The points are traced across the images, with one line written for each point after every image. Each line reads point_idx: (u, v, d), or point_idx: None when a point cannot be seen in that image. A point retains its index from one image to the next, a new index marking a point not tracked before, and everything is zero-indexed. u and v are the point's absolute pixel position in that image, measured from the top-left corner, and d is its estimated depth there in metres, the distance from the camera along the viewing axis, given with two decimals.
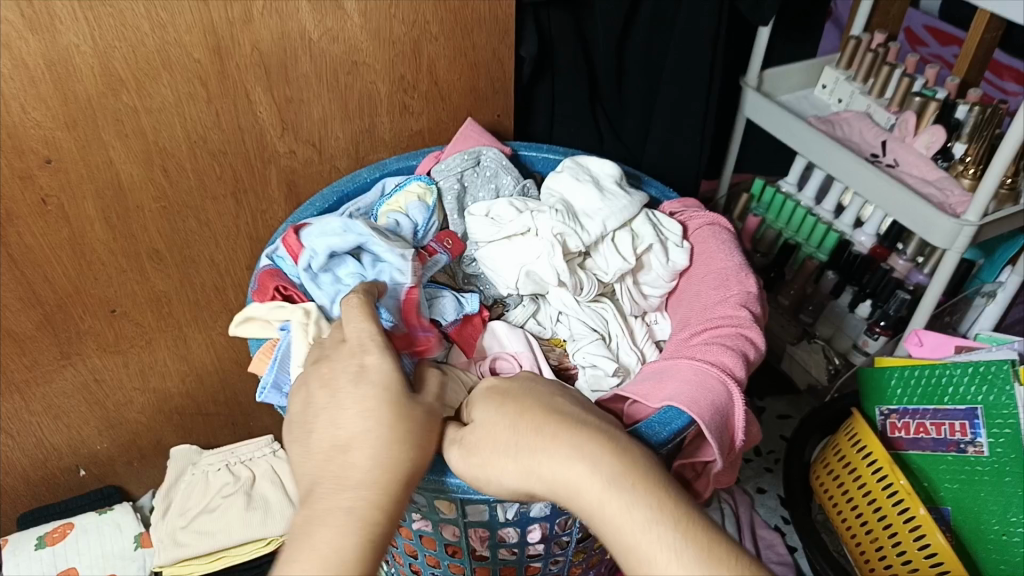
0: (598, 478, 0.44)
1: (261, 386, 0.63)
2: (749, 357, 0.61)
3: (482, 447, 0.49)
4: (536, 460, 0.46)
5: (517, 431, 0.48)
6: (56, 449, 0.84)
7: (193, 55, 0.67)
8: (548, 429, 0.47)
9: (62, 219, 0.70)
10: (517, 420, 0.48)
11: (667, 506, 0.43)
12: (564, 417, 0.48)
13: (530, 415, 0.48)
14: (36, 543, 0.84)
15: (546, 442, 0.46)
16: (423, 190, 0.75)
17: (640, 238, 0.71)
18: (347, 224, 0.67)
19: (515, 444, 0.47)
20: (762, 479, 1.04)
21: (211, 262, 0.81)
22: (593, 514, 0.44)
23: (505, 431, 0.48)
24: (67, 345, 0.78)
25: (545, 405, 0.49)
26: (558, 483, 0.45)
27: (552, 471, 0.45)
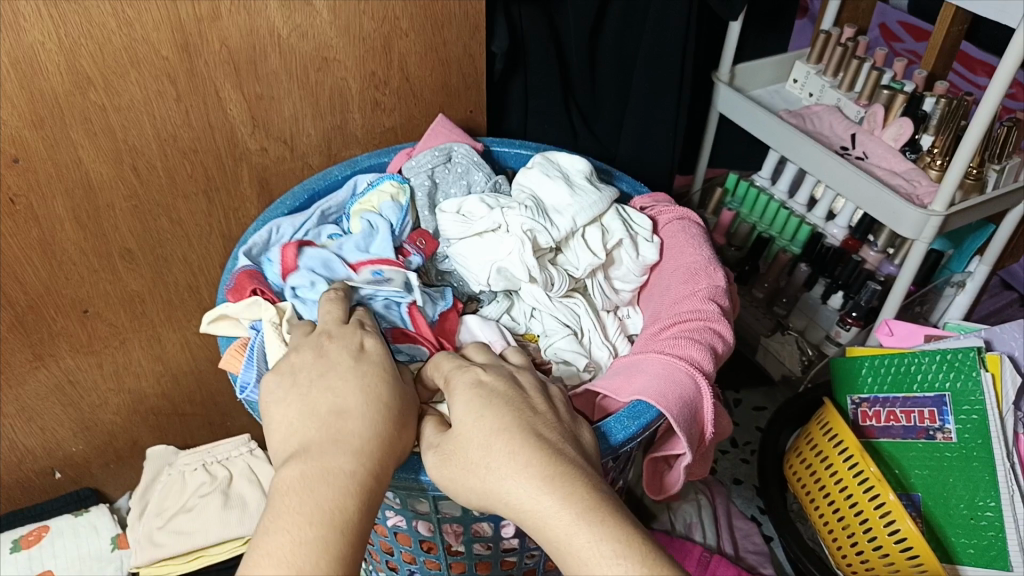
0: (569, 511, 0.43)
1: (241, 386, 0.61)
2: (717, 350, 0.61)
3: (451, 467, 0.48)
4: (504, 490, 0.45)
5: (489, 455, 0.46)
6: (31, 452, 0.84)
7: (161, 53, 0.67)
8: (512, 445, 0.46)
9: (31, 219, 0.70)
10: (492, 440, 0.46)
11: (635, 540, 0.42)
12: (533, 426, 0.47)
13: (507, 434, 0.46)
14: (12, 546, 0.83)
15: (518, 464, 0.45)
16: (396, 191, 0.75)
17: (611, 233, 0.71)
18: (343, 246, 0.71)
19: (490, 466, 0.45)
20: (738, 471, 1.05)
21: (184, 261, 0.81)
22: (559, 552, 0.43)
23: (476, 453, 0.46)
24: (39, 346, 0.77)
25: (517, 420, 0.47)
26: (527, 515, 0.44)
27: (521, 506, 0.44)
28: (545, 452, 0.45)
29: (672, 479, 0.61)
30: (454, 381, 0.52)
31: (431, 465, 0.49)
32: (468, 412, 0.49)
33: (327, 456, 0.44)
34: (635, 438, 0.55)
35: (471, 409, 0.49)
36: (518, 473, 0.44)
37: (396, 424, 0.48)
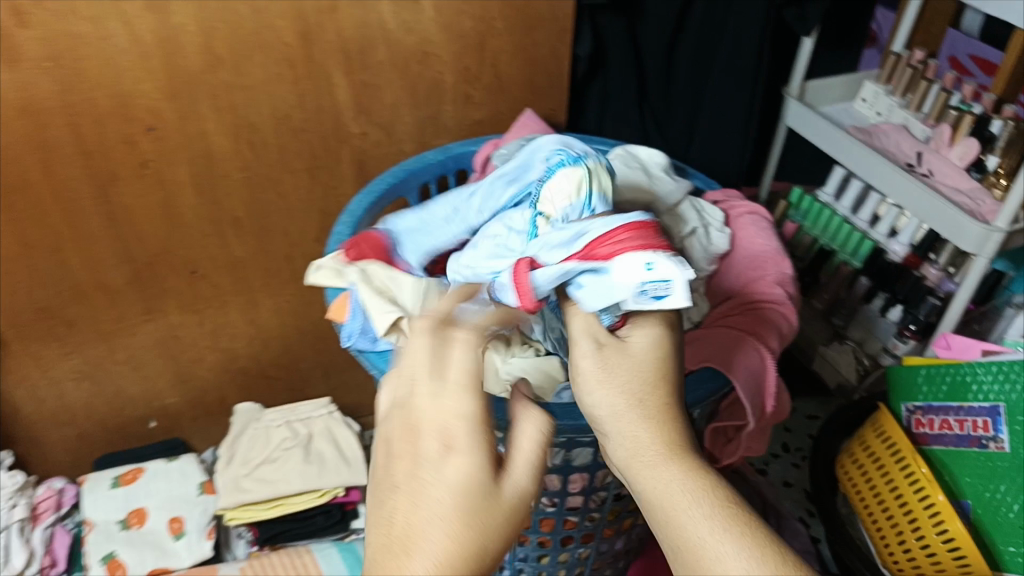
0: (672, 469, 0.42)
1: (348, 335, 0.66)
2: (782, 331, 0.65)
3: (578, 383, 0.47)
4: (616, 423, 0.44)
5: (612, 384, 0.45)
6: (132, 399, 0.93)
7: (284, 39, 0.75)
8: (617, 405, 0.44)
9: (158, 182, 0.79)
10: (618, 372, 0.45)
11: (733, 504, 0.41)
12: (662, 370, 0.46)
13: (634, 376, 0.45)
14: (111, 483, 0.90)
15: (630, 410, 0.44)
16: (579, 179, 0.58)
17: (684, 222, 0.73)
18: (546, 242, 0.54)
19: (607, 390, 0.45)
20: (789, 474, 1.07)
21: (285, 233, 0.88)
22: (655, 501, 0.42)
23: (601, 377, 0.45)
24: (150, 300, 0.86)
25: (635, 374, 0.45)
26: (628, 459, 0.43)
27: (628, 440, 0.43)
28: (664, 403, 0.44)
29: (732, 448, 0.66)
30: (571, 336, 0.48)
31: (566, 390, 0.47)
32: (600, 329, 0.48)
33: (405, 541, 0.38)
34: (703, 402, 0.60)
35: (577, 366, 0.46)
36: (627, 429, 0.44)
37: (483, 522, 0.38)
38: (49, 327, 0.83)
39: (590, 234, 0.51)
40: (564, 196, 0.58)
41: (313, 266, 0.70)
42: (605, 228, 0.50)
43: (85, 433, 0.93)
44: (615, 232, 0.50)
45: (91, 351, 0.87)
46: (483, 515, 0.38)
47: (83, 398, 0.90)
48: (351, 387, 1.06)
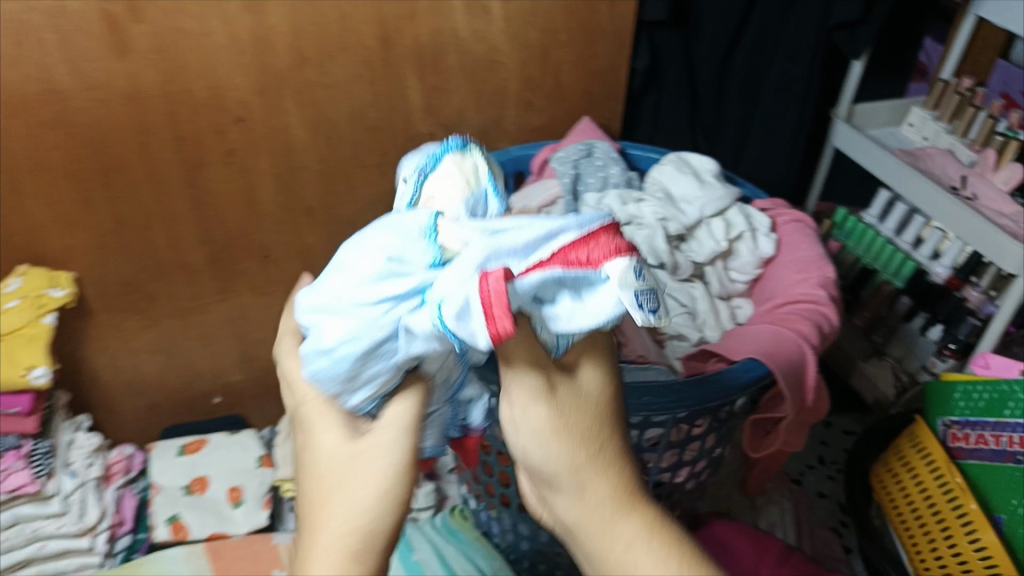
0: (629, 524, 0.41)
1: None
2: (822, 329, 0.68)
3: (522, 436, 0.40)
4: (575, 482, 0.41)
5: (568, 441, 0.40)
6: (200, 373, 0.99)
7: (365, 43, 0.81)
8: (577, 460, 0.40)
9: (241, 170, 0.85)
10: (574, 424, 0.40)
11: (683, 552, 0.42)
12: (611, 414, 0.42)
13: (588, 427, 0.41)
14: (178, 451, 0.96)
15: (586, 467, 0.41)
16: (466, 169, 0.49)
17: (733, 226, 0.78)
18: (493, 247, 0.39)
19: (565, 451, 0.40)
20: (823, 485, 1.06)
21: (352, 223, 0.95)
22: (615, 559, 0.42)
23: (557, 434, 0.40)
24: (225, 281, 0.93)
25: (592, 427, 0.41)
26: (587, 521, 0.41)
27: (589, 502, 0.41)
28: (614, 447, 0.42)
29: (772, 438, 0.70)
30: (515, 371, 0.40)
31: (506, 433, 0.41)
32: (545, 357, 0.41)
33: (313, 521, 0.41)
34: (745, 388, 0.64)
35: (528, 420, 0.40)
36: (585, 486, 0.41)
37: (361, 482, 0.41)
38: (132, 300, 0.90)
39: (560, 236, 0.39)
40: (456, 188, 0.48)
41: None
42: (579, 228, 0.39)
43: (154, 403, 0.99)
44: (596, 236, 0.39)
45: (168, 325, 0.94)
46: (364, 476, 0.41)
47: (156, 370, 0.96)
48: None
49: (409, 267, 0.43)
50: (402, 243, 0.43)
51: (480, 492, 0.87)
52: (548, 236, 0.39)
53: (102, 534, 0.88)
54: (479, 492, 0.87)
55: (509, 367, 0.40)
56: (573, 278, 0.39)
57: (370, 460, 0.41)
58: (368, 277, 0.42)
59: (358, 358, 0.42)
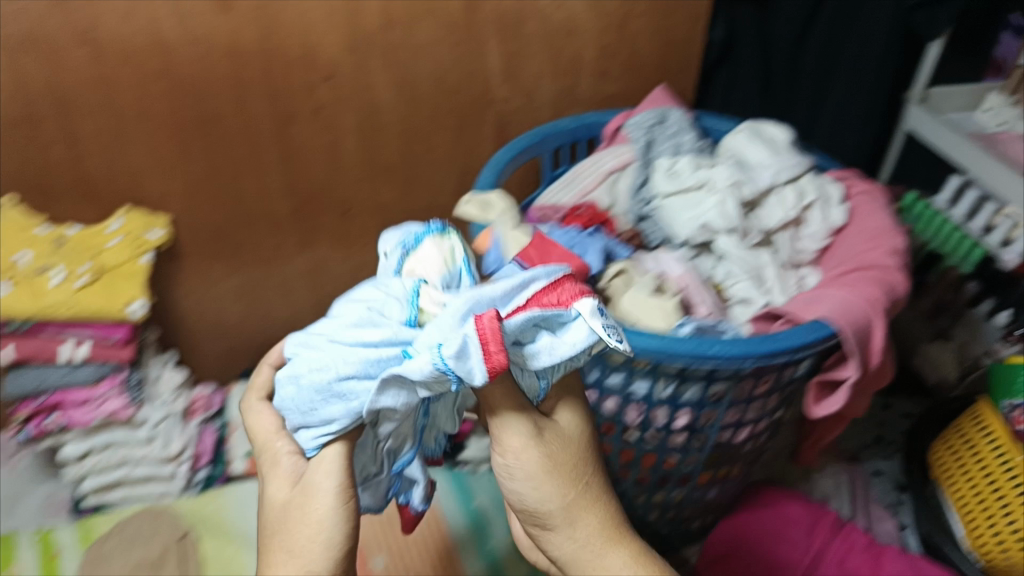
0: (615, 553, 0.49)
1: (487, 267, 0.71)
2: (891, 294, 0.69)
3: (517, 479, 0.48)
4: (568, 519, 0.48)
5: (558, 483, 0.48)
6: (280, 320, 1.06)
7: (451, 7, 0.84)
8: (567, 499, 0.48)
9: (326, 127, 0.89)
10: (561, 468, 0.48)
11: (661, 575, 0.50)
12: (590, 459, 0.50)
13: (572, 471, 0.48)
14: None
15: (574, 506, 0.48)
16: (444, 251, 0.55)
17: (805, 194, 0.79)
18: (476, 296, 0.47)
19: (556, 492, 0.47)
20: (879, 463, 1.07)
21: (428, 183, 0.99)
22: None
23: (548, 478, 0.47)
24: (306, 233, 0.98)
25: (576, 470, 0.48)
26: (580, 551, 0.49)
27: (581, 536, 0.48)
28: (597, 488, 0.50)
29: (834, 401, 0.70)
30: (504, 424, 0.48)
31: (502, 477, 0.49)
32: (529, 412, 0.49)
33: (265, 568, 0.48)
34: (810, 347, 0.66)
35: (522, 464, 0.47)
36: (576, 521, 0.48)
37: (295, 528, 0.48)
38: (220, 246, 0.95)
39: (531, 285, 0.49)
40: (436, 264, 0.54)
41: (462, 205, 0.76)
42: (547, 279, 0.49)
43: (235, 344, 1.06)
44: (560, 284, 0.49)
45: (252, 272, 1.00)
46: (297, 523, 0.48)
47: (238, 314, 1.03)
48: None
49: (386, 321, 0.51)
50: (385, 301, 0.52)
51: None
52: (522, 289, 0.48)
53: (185, 463, 0.96)
54: None
55: (498, 422, 0.48)
56: (548, 318, 0.47)
57: (299, 511, 0.49)
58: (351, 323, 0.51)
59: (324, 392, 0.50)
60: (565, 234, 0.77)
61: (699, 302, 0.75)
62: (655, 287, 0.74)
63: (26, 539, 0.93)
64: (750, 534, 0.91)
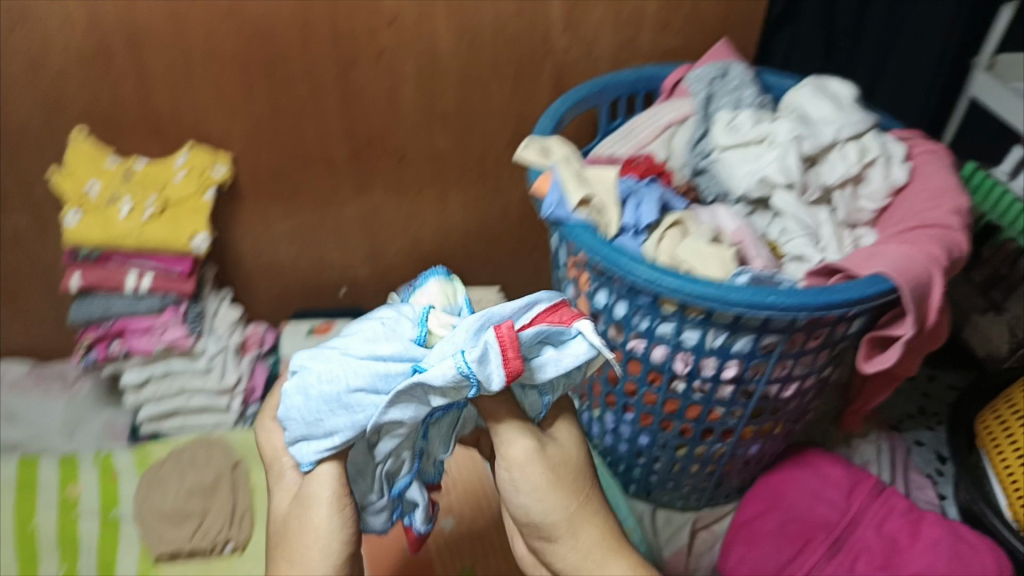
0: (610, 557, 0.60)
1: (547, 207, 0.72)
2: (950, 252, 0.69)
3: (528, 495, 0.57)
4: (571, 528, 0.59)
5: (563, 497, 0.58)
6: (330, 265, 1.08)
7: None
8: (571, 511, 0.58)
9: (387, 71, 0.90)
10: (566, 486, 0.58)
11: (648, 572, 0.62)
12: (585, 475, 0.61)
13: (574, 488, 0.59)
14: (307, 331, 1.05)
15: (577, 517, 0.59)
16: (447, 291, 0.60)
17: (868, 151, 0.78)
18: (487, 311, 0.53)
19: (562, 506, 0.58)
20: (921, 434, 1.05)
21: (482, 133, 0.99)
22: None
23: (555, 494, 0.57)
24: (362, 178, 1.00)
25: (576, 487, 0.59)
26: (582, 556, 0.60)
27: (582, 543, 0.59)
28: (592, 503, 0.60)
29: (883, 359, 0.70)
30: (514, 443, 0.57)
31: (512, 493, 0.58)
32: (535, 436, 0.58)
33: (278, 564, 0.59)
34: (866, 302, 0.66)
35: (530, 479, 0.57)
36: (577, 529, 0.59)
37: (299, 535, 0.58)
38: (278, 188, 0.98)
39: (535, 305, 0.54)
40: (436, 300, 0.60)
41: (522, 147, 0.77)
42: (551, 300, 0.55)
43: (287, 286, 1.09)
44: (560, 306, 0.55)
45: (307, 215, 1.02)
46: (299, 533, 0.58)
47: (292, 256, 1.05)
48: (514, 289, 1.17)
49: (398, 335, 0.56)
50: (397, 321, 0.57)
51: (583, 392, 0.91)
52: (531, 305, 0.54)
53: (238, 396, 0.99)
54: (585, 393, 0.90)
55: (507, 442, 0.57)
56: (552, 334, 0.54)
57: (301, 524, 0.58)
58: (364, 342, 0.56)
59: (331, 405, 0.54)
60: (621, 184, 0.77)
61: (753, 254, 0.75)
62: (711, 238, 0.74)
63: (87, 462, 0.96)
64: (790, 497, 0.91)
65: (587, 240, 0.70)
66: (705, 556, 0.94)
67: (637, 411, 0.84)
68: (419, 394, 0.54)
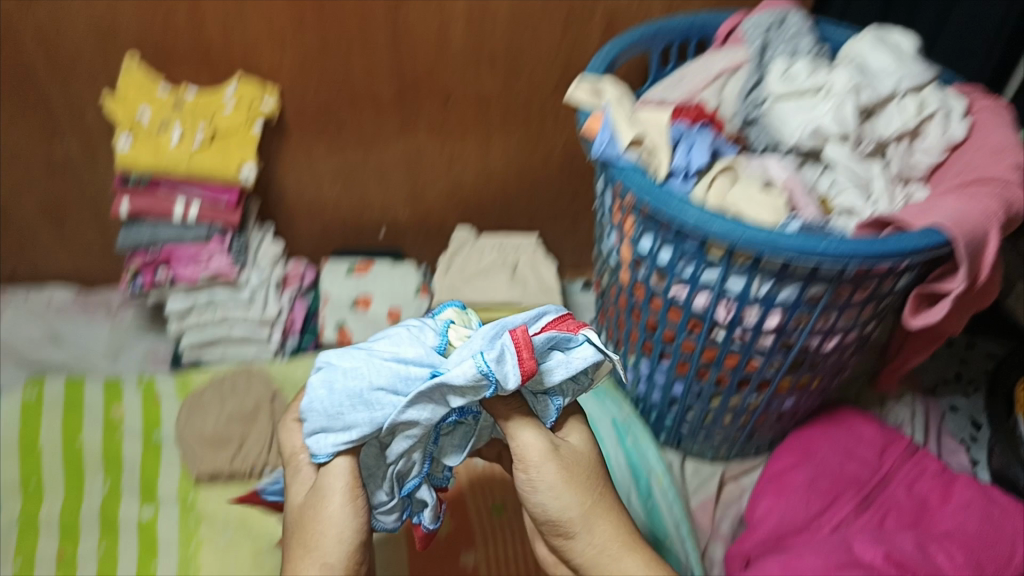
0: (629, 557, 0.59)
1: (598, 146, 0.72)
2: (1008, 208, 0.68)
3: (544, 489, 0.59)
4: (587, 526, 0.59)
5: (579, 494, 0.59)
6: (371, 205, 1.09)
7: None
8: (587, 509, 0.59)
9: (436, 10, 0.89)
10: (580, 483, 0.59)
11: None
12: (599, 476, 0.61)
13: (587, 486, 0.59)
14: (347, 271, 1.06)
15: (591, 515, 0.59)
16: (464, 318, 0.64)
17: (927, 105, 0.77)
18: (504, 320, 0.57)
19: (578, 501, 0.59)
20: (956, 399, 1.03)
21: (529, 77, 0.97)
22: None
23: (569, 488, 0.59)
24: (406, 118, 0.99)
25: (588, 487, 0.59)
26: (599, 556, 0.59)
27: (600, 544, 0.59)
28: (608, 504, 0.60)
29: (931, 314, 0.70)
30: (526, 444, 0.59)
31: (530, 489, 0.59)
32: (548, 439, 0.60)
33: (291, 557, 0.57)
34: (919, 254, 0.65)
35: (545, 475, 0.58)
36: (592, 526, 0.59)
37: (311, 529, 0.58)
38: (324, 124, 0.98)
39: (545, 315, 0.60)
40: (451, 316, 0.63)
41: (572, 88, 0.77)
42: (557, 312, 0.60)
43: (327, 224, 1.10)
44: (566, 317, 0.61)
45: (350, 154, 1.02)
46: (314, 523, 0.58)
47: (335, 194, 1.06)
48: (553, 236, 1.17)
49: (422, 340, 0.60)
50: (420, 330, 0.61)
51: (619, 339, 0.92)
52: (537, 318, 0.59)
53: (279, 328, 1.01)
54: (622, 340, 0.91)
55: (521, 445, 0.59)
56: (561, 340, 0.59)
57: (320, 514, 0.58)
58: (390, 344, 0.59)
59: (355, 401, 0.57)
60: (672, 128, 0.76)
61: (800, 203, 0.74)
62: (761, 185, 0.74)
63: (131, 385, 0.99)
64: (820, 452, 0.92)
65: (637, 182, 0.70)
66: (732, 505, 0.95)
67: (674, 360, 0.85)
68: (438, 396, 0.57)
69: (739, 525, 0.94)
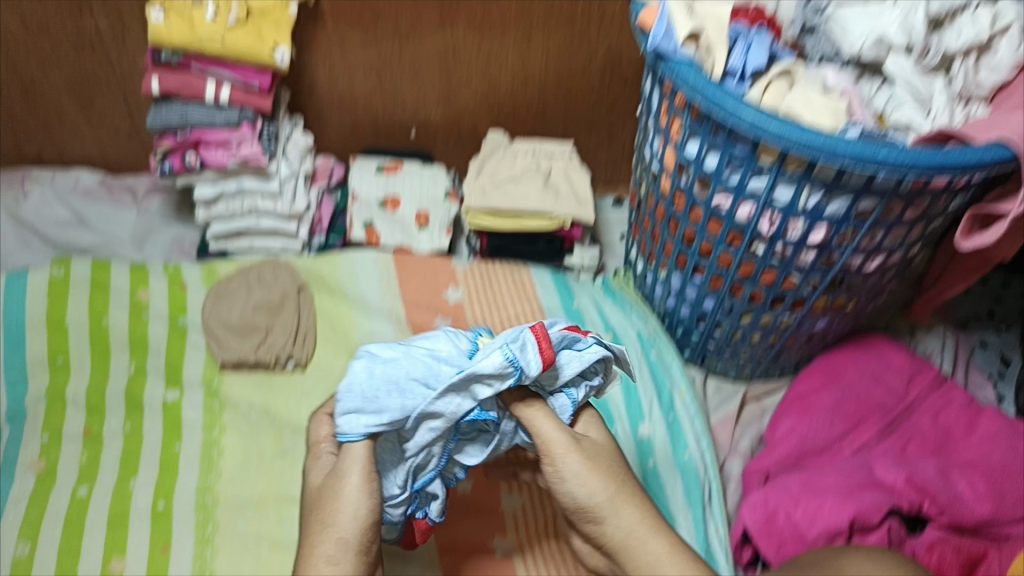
0: (656, 539, 0.59)
1: (652, 38, 0.69)
2: None
3: (571, 477, 0.59)
4: (616, 507, 0.59)
5: (605, 481, 0.60)
6: (403, 103, 1.06)
7: None
8: (613, 494, 0.60)
9: None
10: (605, 470, 0.60)
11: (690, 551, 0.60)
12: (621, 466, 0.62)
13: (611, 473, 0.60)
14: (376, 169, 1.03)
15: (619, 499, 0.60)
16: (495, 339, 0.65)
17: (1002, 17, 0.73)
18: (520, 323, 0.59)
19: (605, 488, 0.59)
20: (986, 333, 1.01)
21: None
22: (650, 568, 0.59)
23: (595, 475, 0.60)
24: (446, 11, 0.95)
25: (613, 475, 0.60)
26: (626, 541, 0.59)
27: (628, 525, 0.59)
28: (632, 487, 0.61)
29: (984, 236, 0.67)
30: (548, 439, 0.60)
31: (557, 478, 0.60)
32: (568, 434, 0.61)
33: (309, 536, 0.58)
34: (982, 168, 0.63)
35: (569, 467, 0.59)
36: (619, 509, 0.60)
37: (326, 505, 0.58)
38: (361, 12, 0.94)
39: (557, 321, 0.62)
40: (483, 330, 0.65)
41: None
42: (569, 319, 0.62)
43: (357, 121, 1.08)
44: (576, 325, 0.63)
45: (385, 46, 0.98)
46: (329, 503, 0.58)
47: (366, 88, 1.03)
48: (587, 145, 1.13)
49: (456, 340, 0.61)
50: (455, 333, 0.62)
51: (652, 252, 0.91)
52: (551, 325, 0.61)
53: (307, 222, 1.00)
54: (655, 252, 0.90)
55: (545, 441, 0.60)
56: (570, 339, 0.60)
57: (336, 493, 0.58)
58: (426, 343, 0.61)
59: (389, 391, 0.58)
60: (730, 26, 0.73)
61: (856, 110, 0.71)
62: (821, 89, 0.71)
63: (157, 271, 0.99)
64: (847, 375, 0.91)
65: (691, 78, 0.67)
66: (752, 423, 0.94)
67: (708, 273, 0.83)
68: (467, 389, 0.57)
69: (758, 442, 0.93)
